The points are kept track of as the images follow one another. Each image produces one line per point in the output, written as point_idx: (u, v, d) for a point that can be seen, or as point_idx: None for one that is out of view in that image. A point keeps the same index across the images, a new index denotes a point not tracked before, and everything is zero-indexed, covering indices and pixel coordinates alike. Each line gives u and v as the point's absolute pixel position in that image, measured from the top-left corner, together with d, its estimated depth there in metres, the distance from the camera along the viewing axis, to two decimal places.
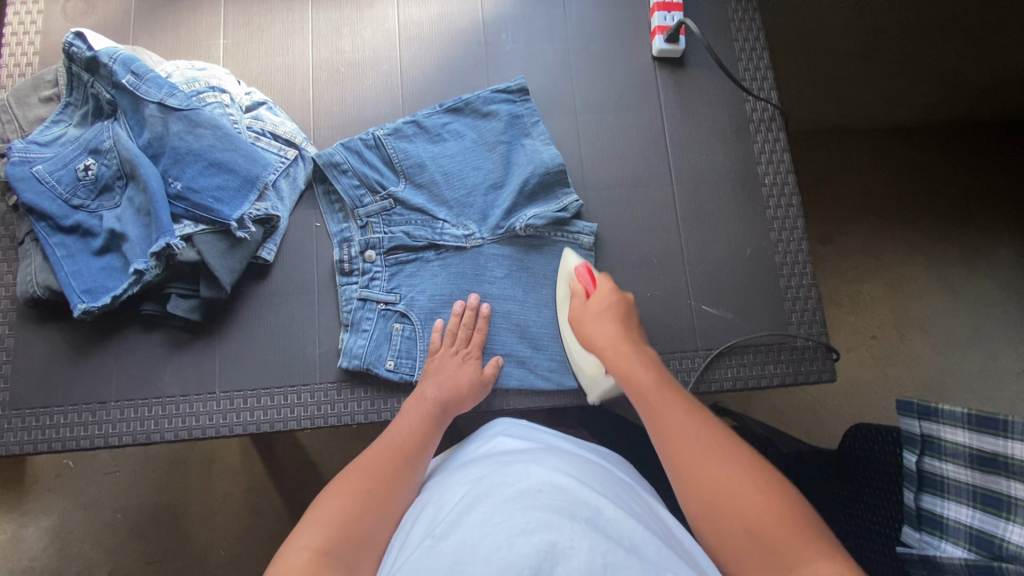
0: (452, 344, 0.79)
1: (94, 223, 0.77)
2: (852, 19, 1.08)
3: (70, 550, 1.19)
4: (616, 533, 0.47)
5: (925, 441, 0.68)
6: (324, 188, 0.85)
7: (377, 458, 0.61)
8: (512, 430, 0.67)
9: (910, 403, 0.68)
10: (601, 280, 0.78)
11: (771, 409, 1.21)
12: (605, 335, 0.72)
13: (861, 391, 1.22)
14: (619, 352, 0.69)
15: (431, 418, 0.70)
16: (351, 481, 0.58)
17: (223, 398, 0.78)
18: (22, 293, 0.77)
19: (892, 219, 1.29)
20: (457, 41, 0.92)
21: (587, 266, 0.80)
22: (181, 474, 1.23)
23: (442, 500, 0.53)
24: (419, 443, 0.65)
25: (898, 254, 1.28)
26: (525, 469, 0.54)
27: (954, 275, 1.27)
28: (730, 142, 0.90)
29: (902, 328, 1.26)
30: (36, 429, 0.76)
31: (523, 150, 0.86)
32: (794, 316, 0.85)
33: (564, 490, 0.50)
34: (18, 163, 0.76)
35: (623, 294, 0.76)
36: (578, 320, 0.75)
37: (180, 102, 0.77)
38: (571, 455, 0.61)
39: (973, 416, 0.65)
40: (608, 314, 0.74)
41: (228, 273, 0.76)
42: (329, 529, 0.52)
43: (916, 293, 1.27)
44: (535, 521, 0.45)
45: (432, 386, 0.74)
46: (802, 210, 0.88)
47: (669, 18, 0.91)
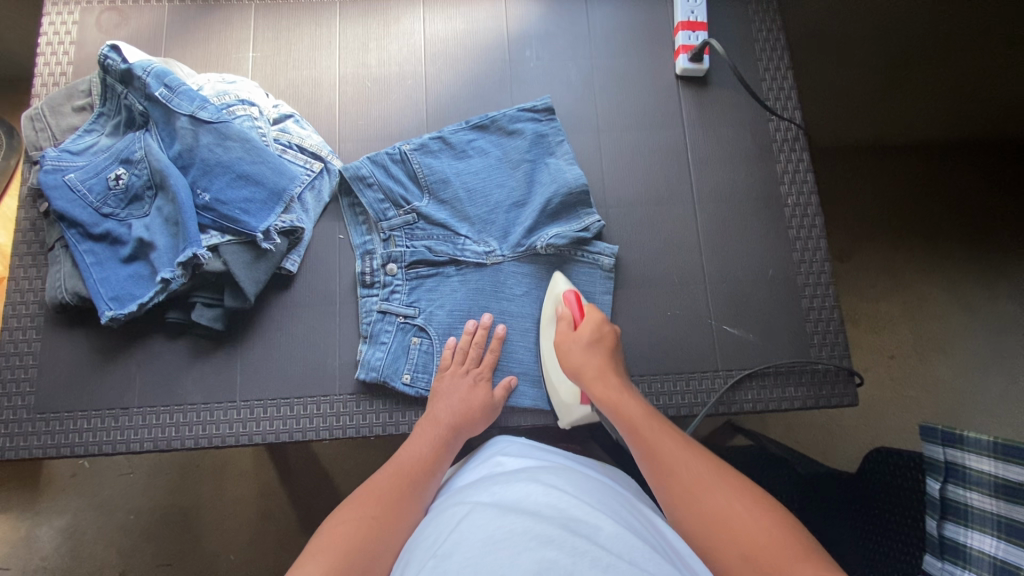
0: (460, 364, 0.78)
1: (123, 231, 0.78)
2: (876, 39, 1.08)
3: (82, 551, 1.20)
4: (616, 547, 0.47)
5: (948, 468, 0.67)
6: (349, 201, 0.85)
7: (384, 483, 0.62)
8: (512, 448, 0.68)
9: (933, 428, 0.68)
10: (590, 311, 0.77)
11: (786, 429, 1.19)
12: (593, 366, 0.72)
13: (878, 412, 1.21)
14: (609, 386, 0.69)
15: (443, 441, 0.70)
16: (357, 508, 0.58)
17: (244, 407, 0.79)
18: (51, 298, 0.78)
19: (913, 238, 1.28)
20: (482, 57, 0.93)
21: (575, 291, 0.79)
22: (194, 478, 1.24)
23: (444, 522, 0.53)
24: (428, 468, 0.66)
25: (918, 274, 1.27)
26: (525, 490, 0.54)
27: (976, 297, 1.25)
28: (753, 162, 0.90)
29: (921, 349, 1.24)
30: (59, 433, 0.77)
31: (546, 167, 0.87)
32: (816, 339, 0.84)
33: (563, 509, 0.51)
34: (51, 172, 0.78)
35: (611, 326, 0.76)
36: (563, 348, 0.75)
37: (211, 115, 0.78)
38: (570, 473, 0.61)
39: (999, 444, 0.63)
40: (598, 347, 0.73)
41: (253, 284, 0.77)
42: (335, 556, 0.52)
43: (936, 314, 1.25)
44: (536, 537, 0.46)
45: (440, 409, 0.74)
46: (825, 231, 0.88)
47: (693, 37, 0.92)
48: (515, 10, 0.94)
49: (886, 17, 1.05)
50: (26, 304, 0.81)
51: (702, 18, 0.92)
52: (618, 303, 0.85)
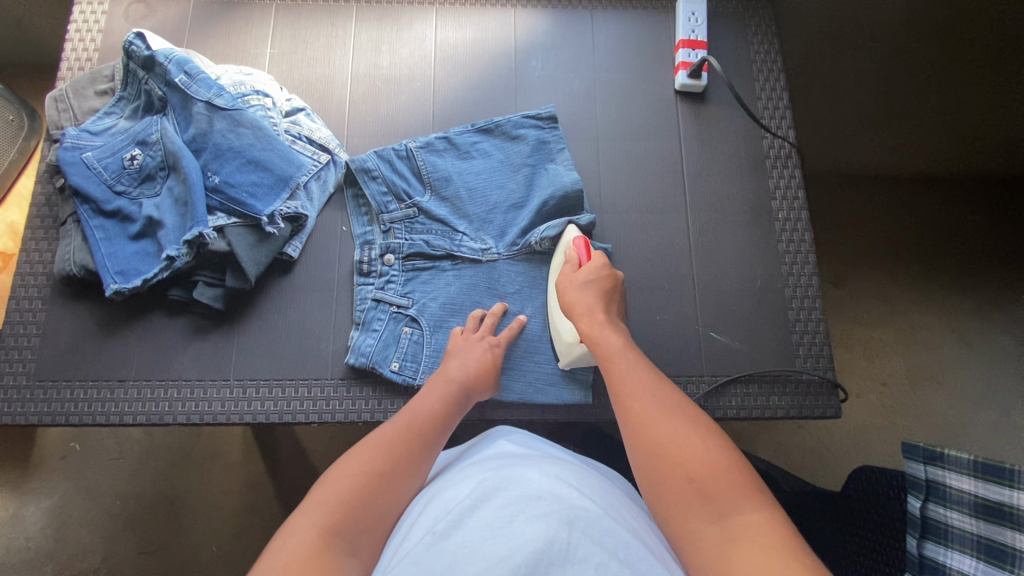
0: (477, 335, 0.80)
1: (134, 209, 0.81)
2: (873, 70, 1.12)
3: (68, 532, 1.21)
4: (612, 543, 0.48)
5: (929, 486, 0.68)
6: (354, 192, 0.88)
7: (394, 434, 0.62)
8: (515, 436, 0.69)
9: (914, 446, 0.69)
10: (596, 255, 0.79)
11: (774, 450, 1.20)
12: (586, 303, 0.74)
13: (868, 437, 1.21)
14: (595, 320, 0.72)
15: (453, 402, 0.70)
16: (365, 458, 0.58)
17: (237, 385, 0.81)
18: (59, 270, 0.80)
19: (907, 266, 1.30)
20: (490, 65, 0.96)
21: (585, 238, 0.81)
22: (184, 464, 1.25)
23: (444, 497, 0.54)
24: (436, 427, 0.65)
25: (912, 302, 1.29)
26: (528, 472, 0.55)
27: (968, 328, 1.27)
28: (747, 176, 0.93)
29: (913, 377, 1.25)
30: (56, 402, 0.79)
31: (546, 173, 0.90)
32: (801, 350, 0.86)
33: (564, 495, 0.52)
34: (70, 149, 0.82)
35: (612, 271, 0.77)
36: (564, 286, 0.77)
37: (226, 102, 0.82)
38: (570, 465, 0.63)
39: (980, 463, 0.65)
40: (593, 285, 0.76)
41: (255, 265, 0.79)
42: (333, 509, 0.53)
43: (929, 341, 1.27)
44: (535, 526, 0.47)
45: (451, 368, 0.74)
46: (814, 245, 0.90)
47: (692, 55, 0.96)
48: (523, 21, 0.99)
49: (884, 50, 1.08)
50: (35, 276, 0.84)
51: (702, 37, 0.96)
52: None
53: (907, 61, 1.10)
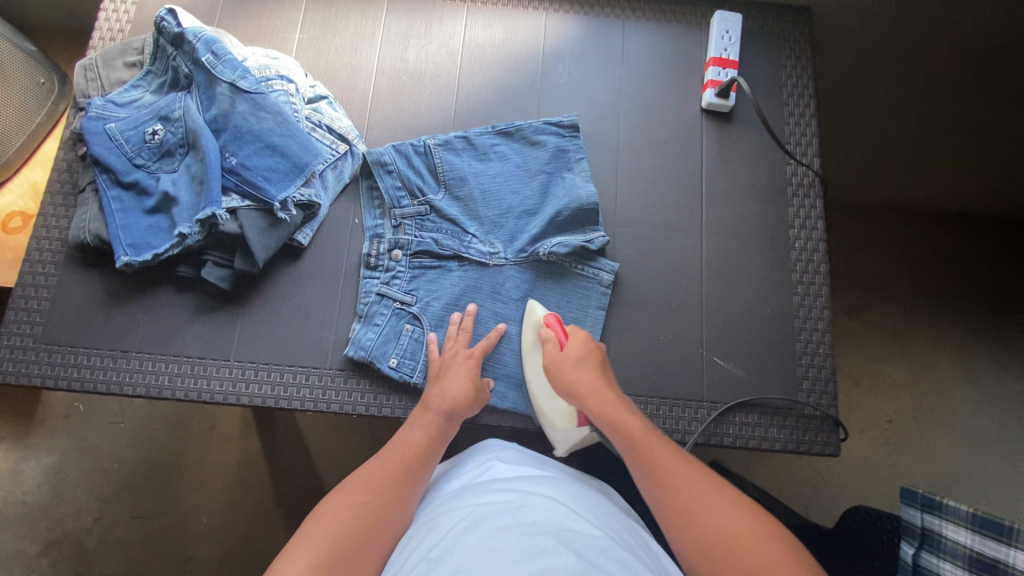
0: (455, 351, 0.80)
1: (151, 183, 0.81)
2: (906, 102, 1.09)
3: (64, 491, 1.23)
4: (608, 564, 0.49)
5: (925, 535, 0.69)
6: (368, 184, 0.88)
7: (380, 471, 0.65)
8: (505, 453, 0.71)
9: (914, 493, 0.69)
10: (575, 330, 0.79)
11: (770, 480, 1.18)
12: (589, 381, 0.73)
13: (867, 474, 1.19)
14: (606, 401, 0.71)
15: (439, 429, 0.71)
16: (350, 492, 0.62)
17: (236, 366, 0.81)
18: (73, 237, 0.81)
19: (925, 305, 1.27)
20: (516, 68, 0.96)
21: (555, 315, 0.82)
22: (181, 436, 1.26)
23: (439, 524, 0.56)
24: (422, 455, 0.68)
25: (926, 342, 1.26)
26: (524, 498, 0.57)
27: (983, 374, 1.24)
28: (767, 202, 0.91)
29: (921, 418, 1.22)
30: (60, 366, 0.80)
31: (562, 182, 0.89)
32: (805, 384, 0.84)
33: (559, 519, 0.53)
34: (94, 119, 0.83)
35: (597, 343, 0.77)
36: (555, 369, 0.75)
37: (249, 85, 0.82)
38: (567, 485, 0.64)
39: (977, 517, 0.65)
40: (588, 363, 0.75)
41: (264, 250, 0.80)
42: (323, 544, 0.55)
43: (940, 383, 1.24)
44: (529, 548, 0.48)
45: (437, 393, 0.75)
46: (829, 278, 0.88)
47: (722, 73, 0.94)
48: (554, 26, 0.98)
49: (919, 82, 1.06)
50: (49, 240, 0.85)
51: (734, 57, 0.95)
52: (610, 320, 0.86)
53: (943, 96, 1.07)
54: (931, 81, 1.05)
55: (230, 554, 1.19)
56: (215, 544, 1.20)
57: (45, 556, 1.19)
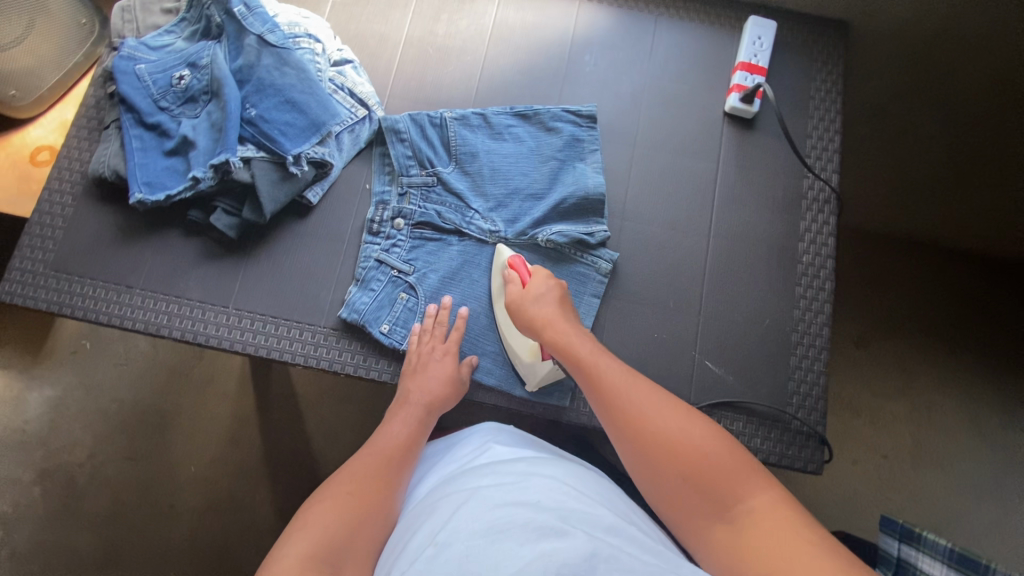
0: (429, 343, 0.80)
1: (172, 126, 0.83)
2: (939, 133, 1.07)
3: (62, 424, 1.26)
4: (611, 537, 0.52)
5: (899, 564, 0.76)
6: (381, 151, 0.89)
7: (369, 467, 0.67)
8: (499, 435, 0.72)
9: (893, 523, 0.77)
10: (536, 270, 0.81)
11: None
12: (546, 314, 0.75)
13: (855, 507, 1.17)
14: (561, 330, 0.73)
15: (420, 422, 0.75)
16: (338, 489, 0.64)
17: (234, 314, 0.83)
18: (92, 171, 0.84)
19: (934, 343, 1.24)
20: (542, 54, 0.96)
21: (520, 257, 0.83)
22: (178, 383, 1.29)
23: (444, 509, 0.57)
24: (406, 449, 0.71)
25: (931, 379, 1.23)
26: (525, 481, 0.59)
27: (986, 419, 1.21)
28: (778, 213, 0.90)
29: (917, 457, 1.20)
30: (66, 294, 0.83)
31: (573, 171, 0.89)
32: (795, 399, 0.83)
33: (558, 501, 0.56)
34: (125, 58, 0.85)
35: (558, 280, 0.79)
36: (517, 305, 0.78)
37: (277, 40, 0.84)
38: (564, 465, 0.66)
39: (955, 553, 0.72)
40: (548, 298, 0.77)
41: (273, 202, 0.81)
42: (315, 537, 0.57)
43: (940, 423, 1.21)
44: (537, 528, 0.51)
45: (415, 390, 0.77)
46: (833, 296, 0.87)
47: (749, 79, 0.93)
48: (586, 16, 0.98)
49: (954, 113, 1.03)
50: (70, 172, 0.87)
51: (763, 63, 0.94)
52: (603, 312, 0.86)
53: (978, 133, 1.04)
54: (966, 114, 1.02)
55: (213, 504, 1.22)
56: (199, 492, 1.23)
57: (38, 485, 1.23)
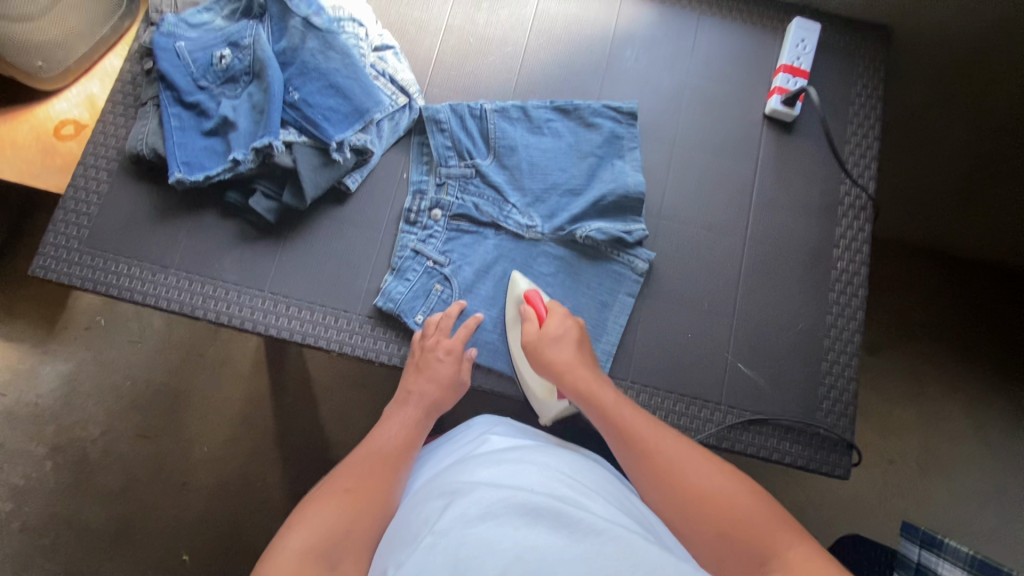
0: (433, 348, 0.79)
1: (211, 106, 0.82)
2: (966, 140, 1.06)
3: (76, 399, 1.26)
4: (605, 518, 0.54)
5: (919, 569, 0.77)
6: (420, 139, 0.89)
7: (367, 465, 0.66)
8: (497, 427, 0.72)
9: (916, 529, 0.78)
10: (552, 307, 0.80)
11: None
12: (566, 358, 0.74)
13: (861, 510, 1.19)
14: (582, 376, 0.73)
15: (418, 420, 0.74)
16: (337, 485, 0.63)
17: (269, 298, 0.83)
18: (130, 148, 0.83)
19: (947, 351, 1.25)
20: (583, 47, 0.95)
21: (536, 291, 0.82)
22: (195, 363, 1.29)
23: (438, 499, 0.58)
24: (405, 448, 0.70)
25: (942, 387, 1.24)
26: (520, 472, 0.59)
27: (994, 428, 1.22)
28: (815, 219, 0.90)
29: (923, 462, 1.21)
30: (100, 272, 0.82)
31: (611, 168, 0.88)
32: (825, 403, 0.84)
33: (552, 488, 0.57)
34: (165, 35, 0.84)
35: (574, 318, 0.79)
36: (535, 348, 0.76)
37: (323, 23, 0.83)
38: (559, 454, 0.66)
39: (976, 560, 0.74)
40: (565, 340, 0.76)
41: (314, 187, 0.80)
42: (316, 530, 0.56)
43: (950, 430, 1.23)
44: (532, 519, 0.51)
45: (414, 391, 0.76)
46: (866, 304, 0.87)
47: (791, 81, 0.92)
48: (628, 11, 0.96)
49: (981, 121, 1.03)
50: (105, 149, 0.86)
51: (805, 67, 0.93)
52: (637, 311, 0.86)
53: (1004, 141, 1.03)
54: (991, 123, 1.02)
55: (225, 485, 1.22)
56: (213, 472, 1.23)
57: (50, 459, 1.23)
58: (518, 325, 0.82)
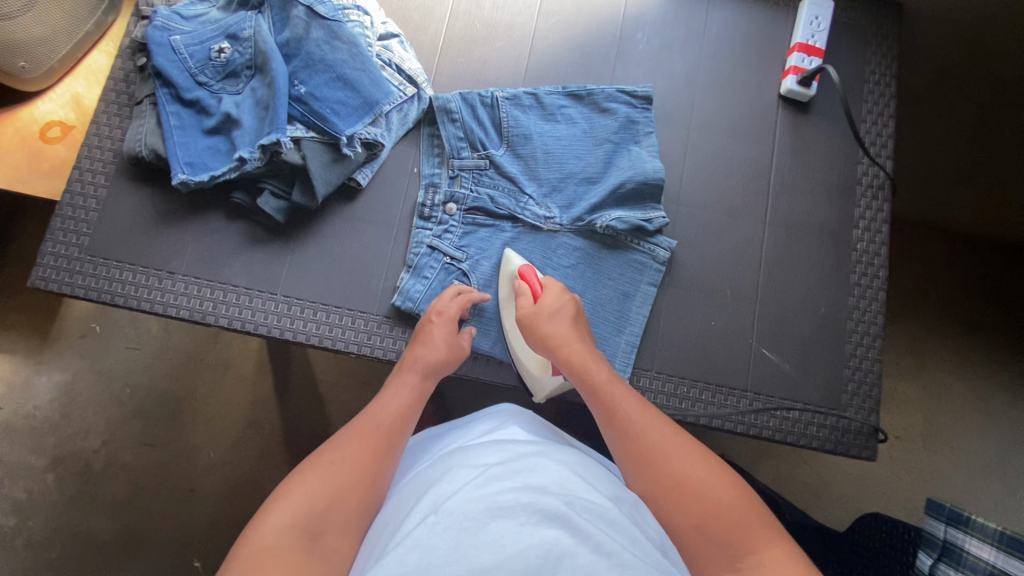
0: (428, 312, 0.76)
1: (212, 103, 0.79)
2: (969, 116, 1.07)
3: (74, 409, 1.23)
4: (618, 532, 0.51)
5: (946, 547, 0.72)
6: (430, 131, 0.86)
7: (359, 438, 0.63)
8: (518, 416, 0.70)
9: (942, 506, 0.73)
10: (549, 283, 0.77)
11: (772, 479, 1.18)
12: (560, 333, 0.71)
13: (869, 486, 1.19)
14: (577, 351, 0.70)
15: (419, 391, 0.70)
16: (327, 457, 0.60)
17: (282, 301, 0.80)
18: (128, 149, 0.79)
19: (948, 326, 1.23)
20: (594, 30, 0.92)
21: (533, 267, 0.79)
22: (197, 368, 1.26)
23: (447, 482, 0.56)
24: (400, 420, 0.66)
25: (941, 362, 1.23)
26: (537, 463, 0.57)
27: (994, 401, 1.21)
28: (833, 200, 0.89)
29: (929, 437, 1.21)
30: (104, 280, 0.79)
31: (628, 154, 0.86)
32: (850, 386, 0.83)
33: (566, 488, 0.54)
34: (159, 29, 0.80)
35: (572, 294, 0.76)
36: (529, 321, 0.73)
37: (327, 11, 0.80)
38: (577, 452, 0.64)
39: (1005, 536, 0.66)
40: (561, 314, 0.73)
41: (325, 184, 0.77)
42: (302, 507, 0.55)
43: (951, 405, 1.22)
44: (540, 514, 0.50)
45: (410, 356, 0.73)
46: (887, 284, 0.86)
47: (806, 61, 0.90)
48: None
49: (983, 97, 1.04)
50: (101, 151, 0.82)
51: (820, 45, 0.91)
52: (659, 300, 0.84)
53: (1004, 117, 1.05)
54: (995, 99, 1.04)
55: (232, 490, 1.20)
56: (219, 477, 1.20)
57: (51, 471, 1.20)
58: (513, 301, 0.80)
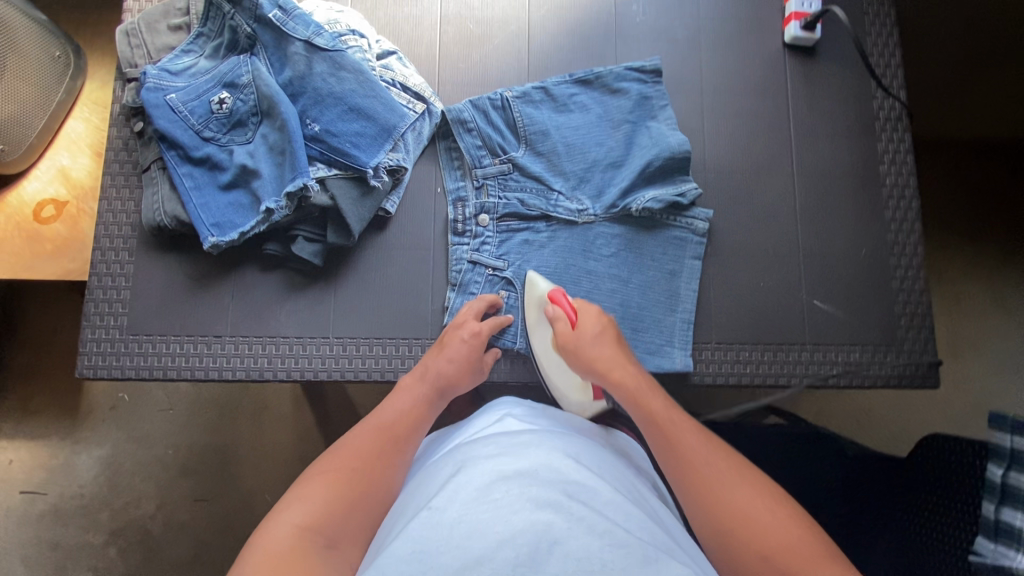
0: (461, 326, 0.75)
1: (223, 157, 0.76)
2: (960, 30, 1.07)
3: (121, 480, 1.21)
4: (612, 513, 0.49)
5: (1014, 455, 0.66)
6: (447, 145, 0.84)
7: (370, 441, 0.61)
8: (520, 408, 0.67)
9: (1002, 415, 0.67)
10: (582, 307, 0.75)
11: (816, 415, 1.19)
12: (608, 357, 0.70)
13: (907, 404, 1.20)
14: (630, 377, 0.68)
15: (428, 401, 0.68)
16: (339, 461, 0.59)
17: (336, 342, 0.79)
18: (148, 221, 0.76)
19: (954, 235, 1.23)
20: (587, 10, 0.90)
21: (561, 290, 0.77)
22: (238, 417, 1.24)
23: (439, 480, 0.53)
24: (414, 426, 0.65)
25: (953, 272, 1.23)
26: (533, 449, 0.55)
27: (1016, 300, 1.21)
28: (855, 140, 0.89)
29: (956, 347, 1.21)
30: (153, 356, 0.77)
31: (647, 131, 0.84)
32: (903, 321, 0.85)
33: (561, 472, 0.52)
34: (152, 90, 0.76)
35: (608, 316, 0.75)
36: (572, 348, 0.72)
37: (326, 42, 0.77)
38: (576, 438, 0.62)
39: None
40: (604, 339, 0.72)
41: (359, 220, 0.76)
42: (315, 508, 0.54)
43: (971, 310, 1.22)
44: (532, 501, 0.47)
45: (429, 367, 0.71)
46: (921, 213, 0.87)
47: (806, 4, 0.89)
48: None
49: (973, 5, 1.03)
50: (119, 226, 0.80)
51: None
52: (704, 271, 0.85)
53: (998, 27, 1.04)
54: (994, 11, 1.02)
55: None
56: None
57: (111, 545, 1.19)
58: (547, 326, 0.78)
